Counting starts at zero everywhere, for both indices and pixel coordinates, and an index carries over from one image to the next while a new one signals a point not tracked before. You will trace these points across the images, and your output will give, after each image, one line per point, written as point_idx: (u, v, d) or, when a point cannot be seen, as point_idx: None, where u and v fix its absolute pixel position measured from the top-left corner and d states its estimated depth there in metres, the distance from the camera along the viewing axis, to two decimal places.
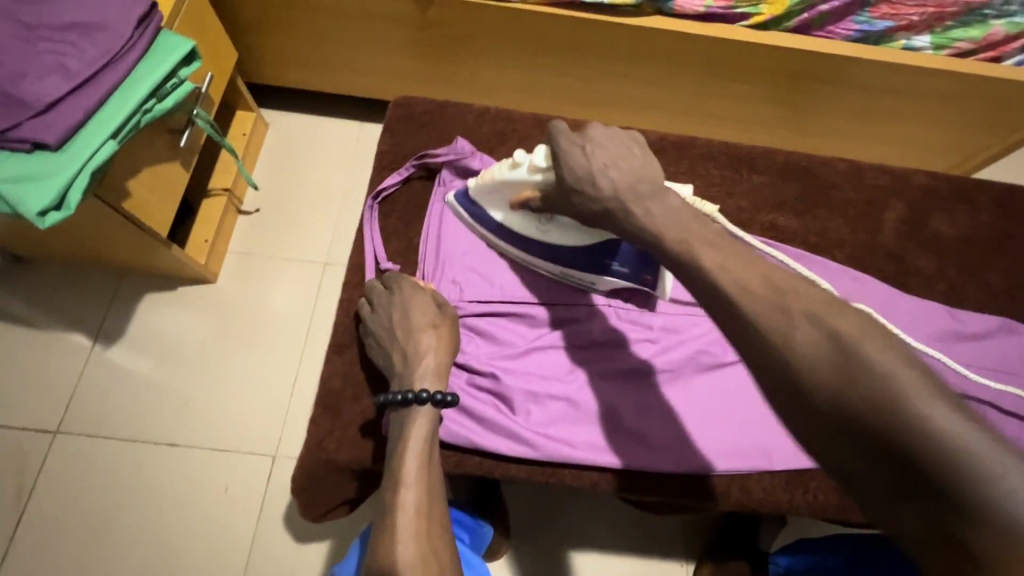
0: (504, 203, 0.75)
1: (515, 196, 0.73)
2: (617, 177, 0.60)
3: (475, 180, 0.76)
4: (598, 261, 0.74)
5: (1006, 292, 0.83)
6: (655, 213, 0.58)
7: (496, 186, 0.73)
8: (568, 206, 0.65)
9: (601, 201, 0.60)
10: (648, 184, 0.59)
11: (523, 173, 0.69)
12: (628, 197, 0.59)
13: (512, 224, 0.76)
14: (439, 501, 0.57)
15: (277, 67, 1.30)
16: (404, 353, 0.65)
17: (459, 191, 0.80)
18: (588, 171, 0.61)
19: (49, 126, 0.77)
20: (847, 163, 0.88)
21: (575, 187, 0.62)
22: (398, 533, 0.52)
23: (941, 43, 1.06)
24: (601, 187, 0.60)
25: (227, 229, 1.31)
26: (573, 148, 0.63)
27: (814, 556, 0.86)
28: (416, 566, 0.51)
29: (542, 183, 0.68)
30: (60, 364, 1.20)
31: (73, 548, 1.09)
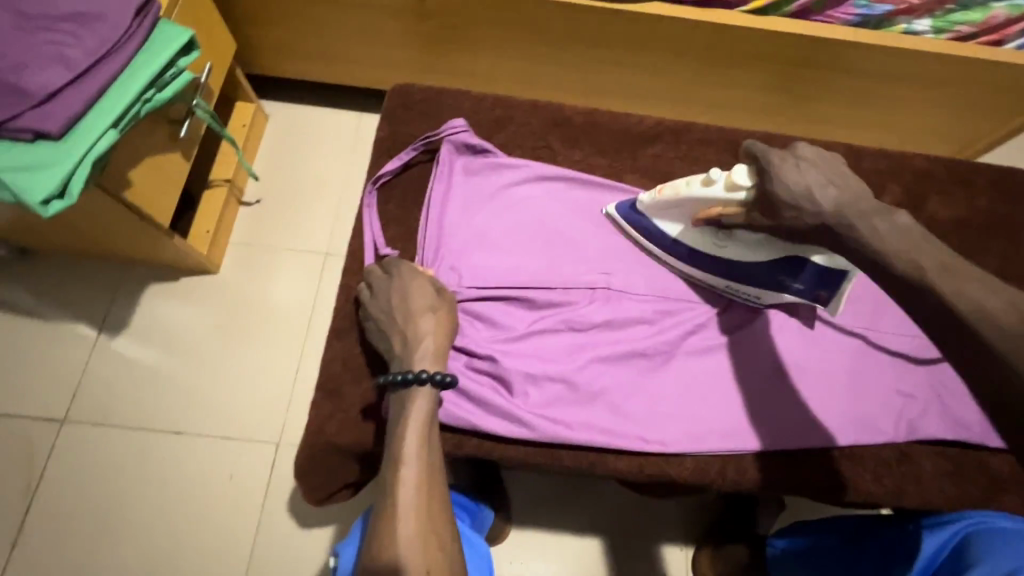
0: (683, 220, 0.76)
1: (701, 211, 0.72)
2: (839, 194, 0.58)
3: (649, 195, 0.76)
4: (776, 278, 0.75)
5: (1004, 275, 0.83)
6: (883, 232, 0.55)
7: (681, 202, 0.72)
8: (774, 220, 0.63)
9: (818, 217, 0.58)
10: (872, 204, 0.57)
11: (718, 190, 0.68)
12: (849, 213, 0.57)
13: (689, 237, 0.77)
14: (440, 480, 0.58)
15: (276, 58, 1.31)
16: (403, 336, 0.66)
17: (619, 206, 0.81)
18: (805, 188, 0.59)
19: (50, 116, 0.77)
20: (845, 147, 0.88)
21: (786, 203, 0.60)
22: (400, 511, 0.54)
23: (942, 27, 1.05)
24: (822, 203, 0.58)
25: (228, 220, 1.32)
26: (785, 164, 0.60)
27: (808, 537, 0.87)
28: (417, 541, 0.52)
29: (741, 202, 0.67)
30: (67, 354, 1.22)
31: (83, 533, 1.11)
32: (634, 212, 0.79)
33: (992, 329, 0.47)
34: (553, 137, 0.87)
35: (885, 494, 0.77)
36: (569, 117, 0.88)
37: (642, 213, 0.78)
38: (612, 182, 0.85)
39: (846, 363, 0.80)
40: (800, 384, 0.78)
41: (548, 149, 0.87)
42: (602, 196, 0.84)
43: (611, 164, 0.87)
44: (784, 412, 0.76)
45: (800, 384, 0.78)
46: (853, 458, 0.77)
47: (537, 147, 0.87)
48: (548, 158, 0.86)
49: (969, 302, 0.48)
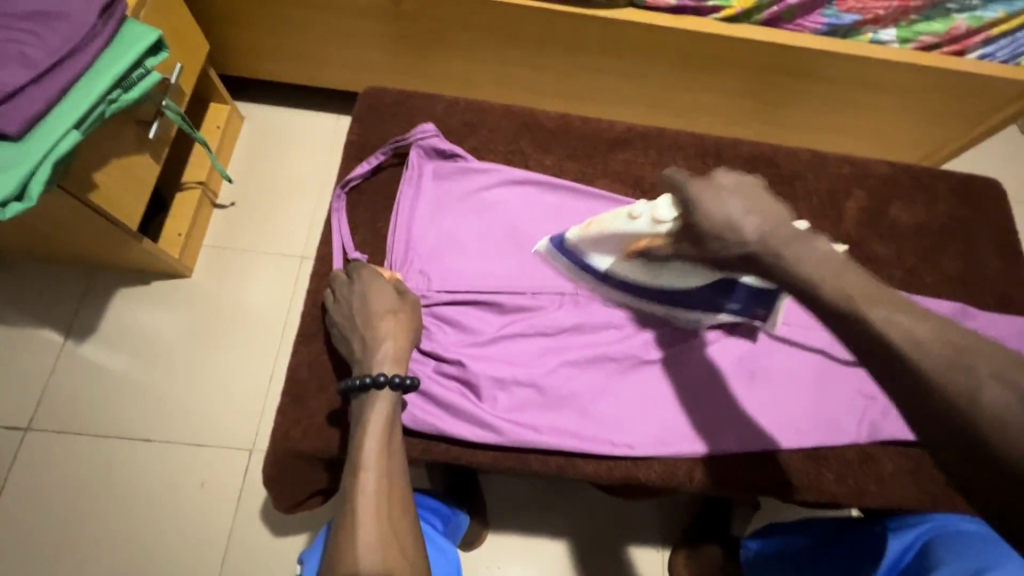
0: (614, 254, 0.74)
1: (630, 244, 0.70)
2: (762, 221, 0.55)
3: (578, 230, 0.74)
4: (713, 300, 0.76)
5: (964, 279, 0.85)
6: (810, 262, 0.53)
7: (609, 236, 0.70)
8: (701, 254, 0.60)
9: (744, 247, 0.55)
10: (797, 231, 0.55)
11: (644, 225, 0.67)
12: (775, 243, 0.54)
13: (623, 270, 0.75)
14: (401, 484, 0.58)
15: (250, 59, 1.29)
16: (363, 340, 0.66)
17: (551, 241, 0.77)
18: (727, 218, 0.56)
19: (9, 116, 0.75)
20: (812, 153, 0.89)
21: (711, 236, 0.57)
22: (359, 517, 0.54)
23: (906, 36, 1.08)
24: (747, 234, 0.55)
25: (201, 223, 1.30)
26: (705, 193, 0.58)
27: (780, 539, 0.88)
28: (376, 545, 0.52)
29: (666, 234, 0.65)
30: (32, 360, 1.19)
31: (46, 544, 1.08)
32: (566, 245, 0.76)
33: (920, 354, 0.45)
34: (524, 142, 0.88)
35: (850, 494, 0.78)
36: (541, 122, 0.89)
37: (573, 246, 0.75)
38: (583, 186, 0.85)
39: (813, 367, 0.81)
40: (767, 386, 0.79)
41: (520, 153, 0.87)
42: (575, 202, 0.83)
43: (582, 169, 0.87)
44: (751, 414, 0.77)
45: (767, 386, 0.79)
46: (819, 459, 0.78)
47: (509, 151, 0.87)
48: (519, 163, 0.86)
49: (896, 328, 0.47)
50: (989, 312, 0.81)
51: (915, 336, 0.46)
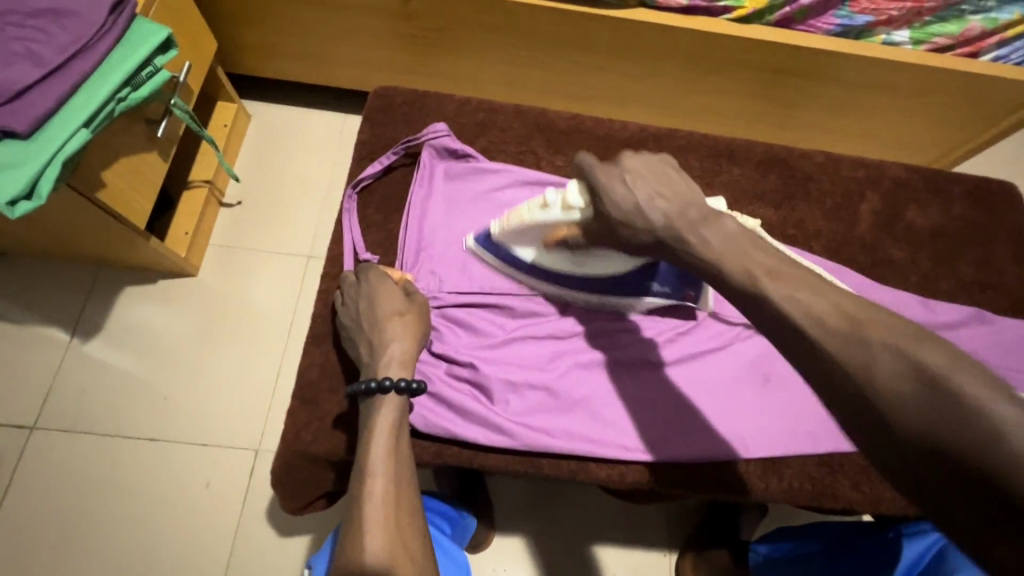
0: (536, 246, 0.74)
1: (550, 235, 0.72)
2: (665, 205, 0.60)
3: (498, 224, 0.74)
4: (638, 282, 0.76)
5: (979, 283, 0.84)
6: (712, 241, 0.57)
7: (527, 228, 0.71)
8: (615, 239, 0.64)
9: (651, 231, 0.60)
10: (699, 210, 0.59)
11: (557, 215, 0.68)
12: (679, 224, 0.59)
13: (545, 261, 0.75)
14: (409, 491, 0.58)
15: (258, 58, 1.29)
16: (371, 344, 0.66)
17: (479, 236, 0.76)
18: (634, 205, 0.61)
19: (18, 114, 0.75)
20: (825, 155, 0.88)
21: (621, 222, 0.62)
22: (367, 524, 0.53)
23: (921, 38, 1.07)
24: (651, 216, 0.60)
25: (208, 222, 1.30)
26: (613, 182, 0.63)
27: (791, 543, 0.87)
28: (384, 553, 0.52)
29: (580, 220, 0.67)
30: (38, 359, 1.18)
31: (51, 543, 1.07)
32: (491, 237, 0.75)
33: (821, 333, 0.47)
34: (536, 142, 0.87)
35: (865, 500, 0.77)
36: (553, 122, 0.88)
37: (497, 238, 0.75)
38: None
39: None
40: (782, 391, 0.78)
41: (532, 154, 0.87)
42: None
43: None
44: (765, 419, 0.76)
45: (781, 391, 0.78)
46: (834, 465, 0.77)
47: (520, 152, 0.86)
48: (531, 163, 0.85)
49: (796, 306, 0.49)
50: (1005, 317, 0.80)
51: (814, 312, 0.48)
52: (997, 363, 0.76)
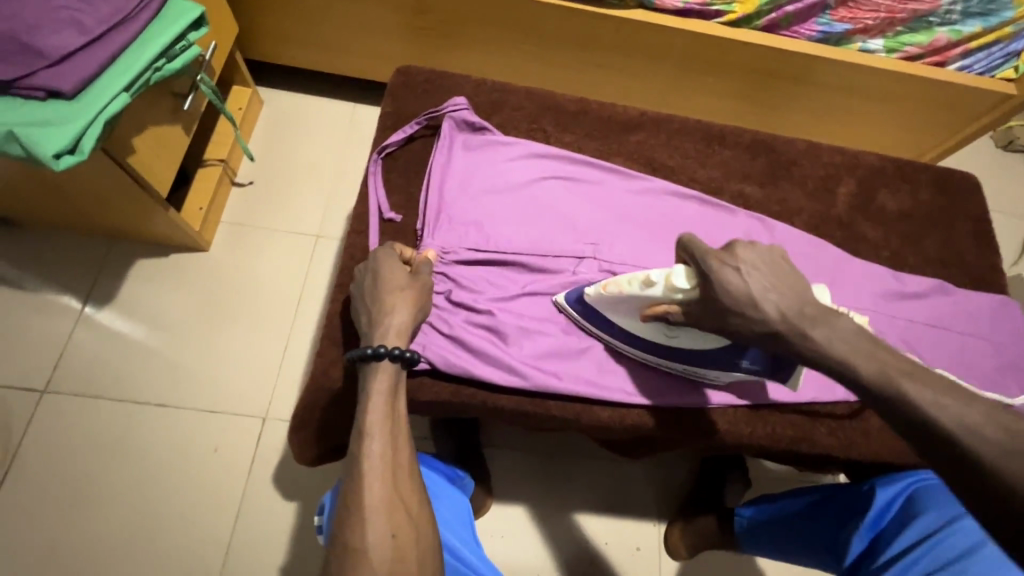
0: (630, 315, 0.75)
1: (648, 308, 0.71)
2: (780, 300, 0.60)
3: (595, 287, 0.75)
4: (726, 358, 0.72)
5: (942, 261, 0.93)
6: (836, 339, 0.57)
7: (623, 298, 0.71)
8: (723, 326, 0.63)
9: (766, 322, 0.60)
10: (815, 307, 0.60)
11: (659, 292, 0.67)
12: (798, 322, 0.59)
13: (640, 329, 0.76)
14: (404, 446, 0.64)
15: (276, 44, 1.35)
16: (369, 314, 0.71)
17: (568, 295, 0.79)
18: (748, 295, 0.60)
19: (63, 77, 0.80)
20: (807, 143, 0.97)
21: (733, 311, 0.61)
22: (365, 478, 0.60)
23: (893, 47, 1.17)
24: (766, 309, 0.60)
25: (220, 200, 1.34)
26: (726, 272, 0.61)
27: (773, 505, 0.96)
28: (383, 507, 0.58)
29: (683, 300, 0.66)
30: (50, 325, 1.21)
31: (59, 504, 1.10)
32: (582, 299, 0.78)
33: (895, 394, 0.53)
34: (546, 121, 0.94)
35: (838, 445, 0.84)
36: (561, 104, 0.95)
37: (590, 302, 0.77)
38: (601, 162, 0.91)
39: None
40: None
41: (541, 131, 0.94)
42: (595, 176, 0.89)
43: (598, 147, 0.94)
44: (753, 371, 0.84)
45: None
46: (812, 413, 0.84)
47: (531, 129, 0.94)
48: (541, 139, 0.93)
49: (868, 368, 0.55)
50: (966, 290, 0.89)
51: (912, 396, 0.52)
52: (956, 328, 0.85)
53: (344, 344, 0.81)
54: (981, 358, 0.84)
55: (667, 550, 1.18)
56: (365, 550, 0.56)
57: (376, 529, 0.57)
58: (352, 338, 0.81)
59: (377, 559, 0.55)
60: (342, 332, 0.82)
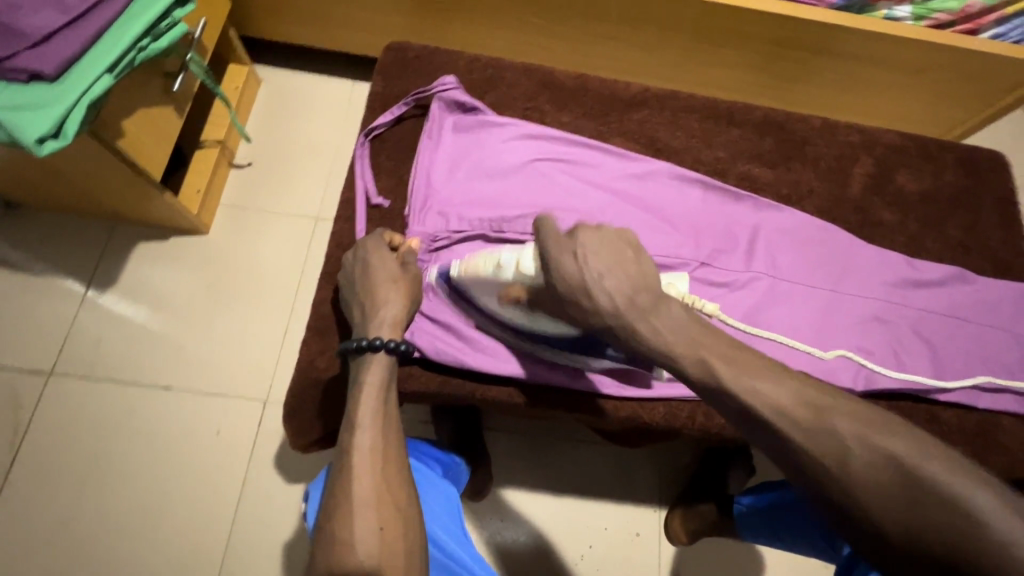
0: (489, 298, 0.73)
1: (502, 290, 0.71)
2: (614, 288, 0.59)
3: (459, 266, 0.73)
4: (591, 347, 0.74)
5: (964, 245, 0.87)
6: (662, 330, 0.58)
7: (480, 280, 0.71)
8: (563, 310, 0.64)
9: (600, 311, 0.59)
10: (649, 294, 0.59)
11: (510, 273, 0.68)
12: (627, 311, 0.58)
13: (502, 314, 0.74)
14: (394, 439, 0.63)
15: (271, 21, 1.31)
16: (363, 305, 0.70)
17: (441, 272, 0.76)
18: (582, 282, 0.60)
19: (46, 57, 0.78)
20: (821, 120, 0.91)
21: (568, 297, 0.61)
22: (355, 473, 0.58)
23: (922, 14, 1.10)
24: (603, 301, 0.59)
25: (219, 182, 1.33)
26: (564, 256, 0.61)
27: (772, 493, 0.95)
28: (371, 500, 0.57)
29: (530, 283, 0.67)
30: (53, 309, 1.22)
31: (66, 483, 1.12)
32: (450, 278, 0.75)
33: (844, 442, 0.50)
34: (543, 99, 0.90)
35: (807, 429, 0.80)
36: (559, 81, 0.91)
37: (456, 283, 0.74)
38: (598, 142, 0.87)
39: None
40: None
41: (538, 110, 0.90)
42: (592, 157, 0.85)
43: (598, 127, 0.89)
44: None
45: None
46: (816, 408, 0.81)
47: (527, 108, 0.90)
48: (537, 119, 0.89)
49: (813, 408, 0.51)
50: (988, 278, 0.84)
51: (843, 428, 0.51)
52: (975, 318, 0.80)
53: (334, 332, 0.80)
54: (1001, 350, 0.79)
55: (667, 536, 1.17)
56: (352, 543, 0.54)
57: (363, 527, 0.55)
58: (341, 326, 0.80)
59: (365, 552, 0.54)
60: (332, 319, 0.80)
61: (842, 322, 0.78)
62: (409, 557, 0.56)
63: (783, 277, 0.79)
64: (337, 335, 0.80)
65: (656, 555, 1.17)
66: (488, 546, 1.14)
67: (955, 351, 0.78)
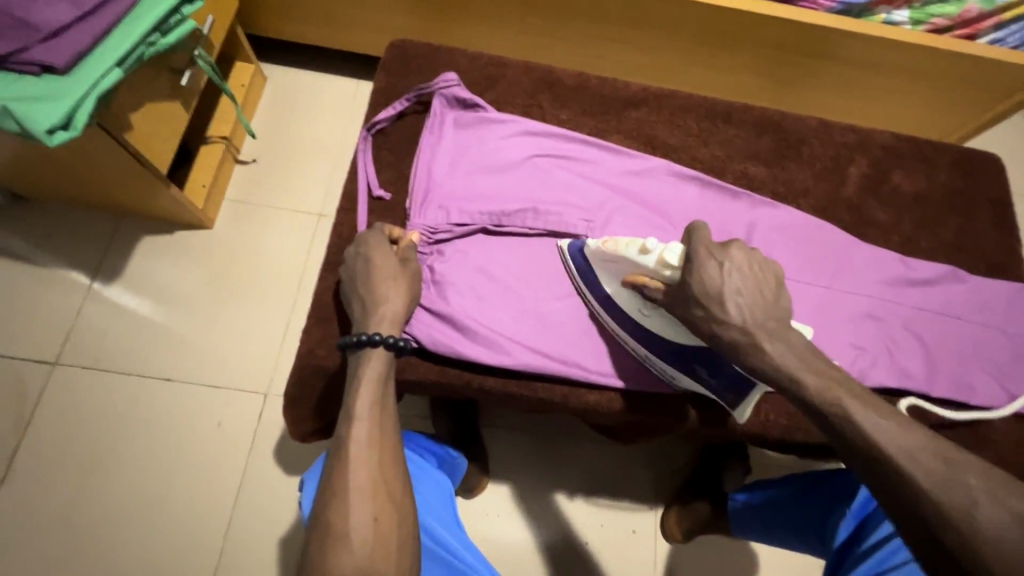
0: (615, 279, 0.74)
1: (630, 274, 0.71)
2: (745, 305, 0.60)
3: (596, 241, 0.74)
4: (688, 364, 0.73)
5: (957, 245, 0.88)
6: (781, 351, 0.58)
7: (617, 259, 0.71)
8: (684, 312, 0.65)
9: (726, 324, 0.61)
10: (778, 322, 0.60)
11: (649, 260, 0.68)
12: (755, 329, 0.60)
13: (620, 298, 0.75)
14: (390, 430, 0.64)
15: (277, 19, 1.33)
16: (362, 301, 0.71)
17: (574, 244, 0.78)
18: (718, 288, 0.61)
19: (57, 49, 0.80)
20: (818, 120, 0.92)
21: (698, 299, 0.62)
22: (352, 462, 0.59)
23: (919, 18, 1.12)
24: (731, 313, 0.60)
25: (223, 178, 1.34)
26: (709, 259, 0.62)
27: (767, 490, 0.96)
28: (367, 490, 0.58)
29: (668, 278, 0.67)
30: (58, 300, 1.24)
31: (71, 472, 1.14)
32: (581, 252, 0.77)
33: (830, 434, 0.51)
34: (543, 97, 0.91)
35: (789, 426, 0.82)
36: (559, 79, 0.92)
37: (586, 256, 0.76)
38: (596, 139, 0.88)
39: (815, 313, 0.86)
40: None
41: (538, 108, 0.91)
42: (592, 155, 0.87)
43: (597, 124, 0.91)
44: None
45: None
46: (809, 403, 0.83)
47: (527, 105, 0.91)
48: (537, 116, 0.90)
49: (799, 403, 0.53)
50: (981, 277, 0.85)
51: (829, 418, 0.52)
52: (969, 317, 0.81)
53: (334, 322, 0.81)
54: (994, 350, 0.80)
55: (663, 534, 1.18)
56: (347, 528, 0.55)
57: (358, 514, 0.56)
58: (340, 316, 0.82)
59: (359, 540, 0.55)
60: (333, 310, 0.82)
61: (835, 319, 0.79)
62: (404, 541, 0.57)
63: None
64: (336, 324, 0.81)
65: (652, 553, 1.17)
66: (483, 541, 1.15)
67: (947, 350, 0.79)
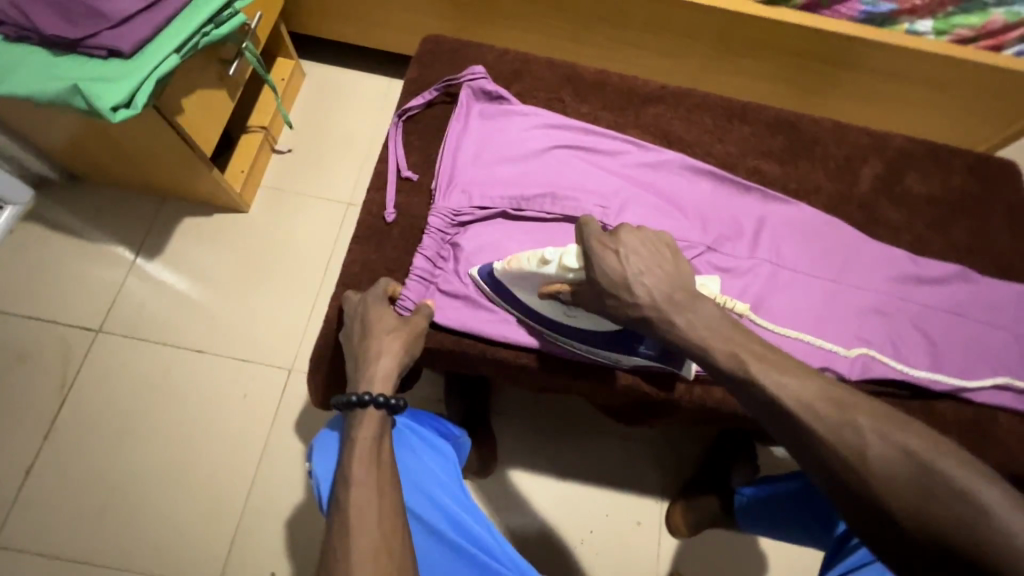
0: (530, 291, 0.76)
1: (543, 285, 0.74)
2: (652, 285, 0.64)
3: (502, 263, 0.77)
4: (624, 343, 0.78)
5: (969, 247, 0.89)
6: (697, 325, 0.61)
7: (524, 275, 0.74)
8: (602, 308, 0.67)
9: (638, 306, 0.64)
10: (684, 292, 0.63)
11: (552, 269, 0.71)
12: (665, 306, 0.63)
13: (542, 308, 0.78)
14: (389, 468, 0.65)
15: (318, 18, 1.41)
16: (361, 359, 0.73)
17: (482, 268, 0.80)
18: (622, 277, 0.64)
19: (124, 36, 0.88)
20: (833, 122, 0.95)
21: (609, 293, 0.65)
22: (354, 505, 0.61)
23: (943, 29, 1.12)
24: (637, 295, 0.63)
25: (260, 166, 1.42)
26: (604, 252, 0.66)
27: (773, 485, 0.96)
28: (369, 527, 0.59)
29: (574, 279, 0.70)
30: (104, 273, 1.33)
31: (108, 433, 1.21)
32: (492, 274, 0.79)
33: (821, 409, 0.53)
34: (565, 91, 0.96)
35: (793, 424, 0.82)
36: (581, 75, 0.97)
37: (498, 277, 0.78)
38: (614, 133, 0.92)
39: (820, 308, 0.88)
40: None
41: (560, 101, 0.96)
42: (610, 147, 0.91)
43: (615, 119, 0.95)
44: None
45: None
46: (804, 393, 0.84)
47: (550, 98, 0.96)
48: (559, 109, 0.95)
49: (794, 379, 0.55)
50: (992, 278, 0.85)
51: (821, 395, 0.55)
52: (978, 317, 0.82)
53: None
54: (1001, 350, 0.80)
55: (668, 528, 1.19)
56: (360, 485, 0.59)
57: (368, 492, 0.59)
58: None
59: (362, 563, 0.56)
60: None
61: (841, 313, 0.80)
62: None
63: (785, 266, 0.83)
64: None
65: (656, 546, 1.19)
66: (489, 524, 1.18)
67: (954, 348, 0.80)
